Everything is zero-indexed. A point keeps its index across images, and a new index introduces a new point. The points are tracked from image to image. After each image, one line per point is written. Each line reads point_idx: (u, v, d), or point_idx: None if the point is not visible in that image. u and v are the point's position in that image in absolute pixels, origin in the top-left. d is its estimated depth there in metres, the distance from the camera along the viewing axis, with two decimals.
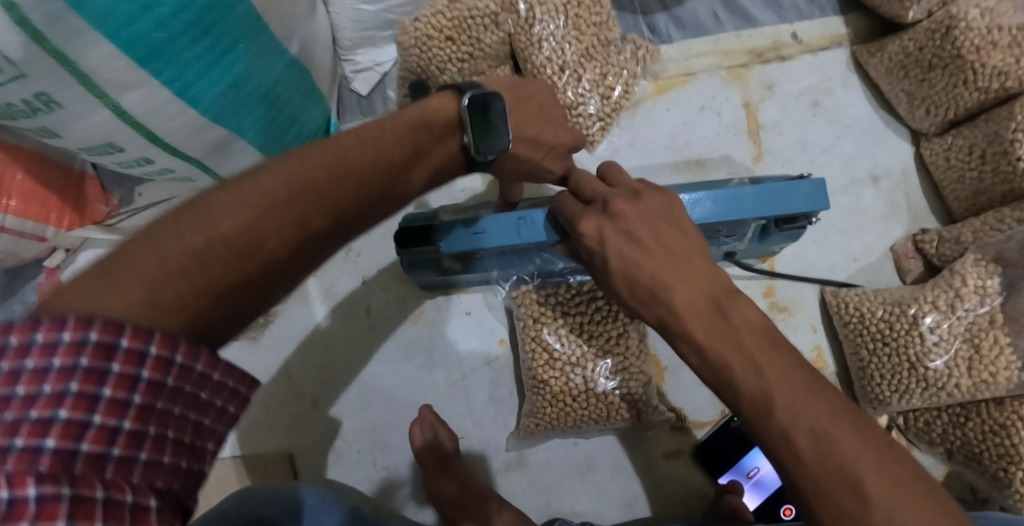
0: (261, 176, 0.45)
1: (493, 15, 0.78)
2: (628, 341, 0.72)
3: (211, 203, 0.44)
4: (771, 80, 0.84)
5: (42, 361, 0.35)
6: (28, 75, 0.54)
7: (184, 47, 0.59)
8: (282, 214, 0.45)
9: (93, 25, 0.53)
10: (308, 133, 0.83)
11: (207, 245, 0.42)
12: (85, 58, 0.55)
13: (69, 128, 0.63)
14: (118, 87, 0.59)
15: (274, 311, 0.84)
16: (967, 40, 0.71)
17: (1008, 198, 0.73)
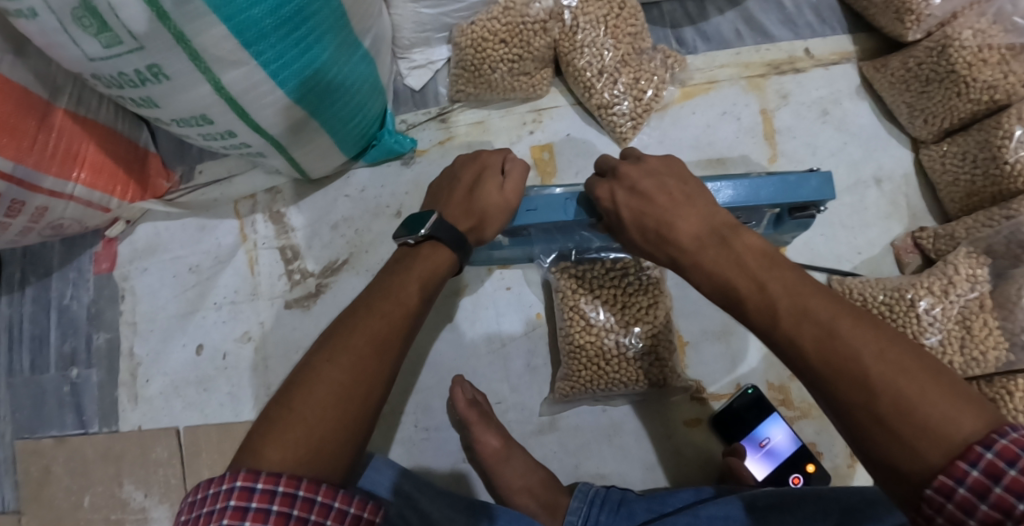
0: (351, 330, 0.62)
1: (542, 22, 0.86)
2: (656, 312, 0.81)
3: (318, 368, 0.58)
4: (786, 90, 0.93)
5: (244, 503, 0.48)
6: (145, 48, 0.65)
7: (284, 34, 0.70)
8: (374, 317, 0.63)
9: (213, 10, 0.63)
10: (371, 121, 0.91)
11: (342, 381, 0.58)
12: (199, 36, 0.65)
13: (170, 99, 0.74)
14: (226, 64, 0.69)
15: (326, 282, 0.94)
16: (962, 57, 0.81)
17: (998, 199, 0.82)
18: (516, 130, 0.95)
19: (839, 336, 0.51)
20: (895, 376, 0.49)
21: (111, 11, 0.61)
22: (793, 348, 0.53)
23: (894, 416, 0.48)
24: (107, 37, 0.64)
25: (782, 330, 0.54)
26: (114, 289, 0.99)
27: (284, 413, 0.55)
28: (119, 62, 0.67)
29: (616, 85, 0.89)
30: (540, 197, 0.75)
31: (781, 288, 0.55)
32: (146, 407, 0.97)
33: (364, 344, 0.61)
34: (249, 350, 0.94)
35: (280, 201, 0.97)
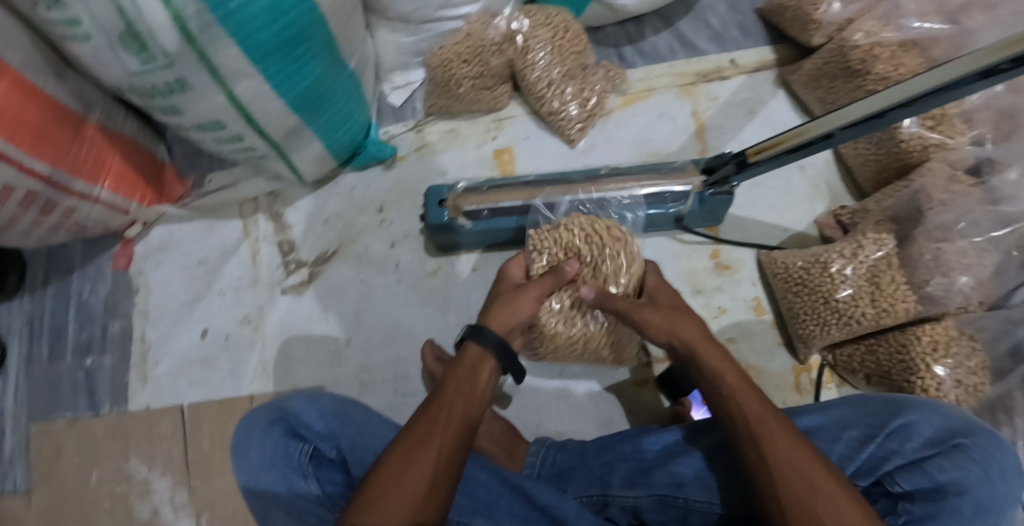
0: (451, 383, 0.74)
1: (499, 45, 1.01)
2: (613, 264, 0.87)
3: (432, 414, 0.71)
4: (714, 95, 1.06)
5: None
6: (175, 64, 0.81)
7: (284, 54, 0.86)
8: (471, 372, 0.76)
9: (229, 35, 0.79)
10: (357, 130, 1.04)
11: (454, 424, 0.71)
12: (218, 55, 0.81)
13: (192, 106, 0.89)
14: (237, 78, 0.85)
15: (317, 269, 1.05)
16: (856, 55, 0.94)
17: (903, 173, 0.95)
18: (481, 136, 1.08)
19: (764, 427, 0.68)
20: (801, 463, 0.65)
21: (150, 34, 0.77)
22: (736, 426, 0.70)
23: (796, 503, 0.64)
24: (145, 56, 0.80)
25: (730, 412, 0.71)
26: (129, 283, 1.12)
27: (405, 450, 0.68)
28: (153, 76, 0.82)
29: (565, 93, 1.03)
30: (491, 199, 0.91)
31: (727, 367, 0.74)
32: (153, 388, 1.07)
33: (438, 443, 0.69)
34: (248, 331, 1.05)
35: (279, 203, 1.10)
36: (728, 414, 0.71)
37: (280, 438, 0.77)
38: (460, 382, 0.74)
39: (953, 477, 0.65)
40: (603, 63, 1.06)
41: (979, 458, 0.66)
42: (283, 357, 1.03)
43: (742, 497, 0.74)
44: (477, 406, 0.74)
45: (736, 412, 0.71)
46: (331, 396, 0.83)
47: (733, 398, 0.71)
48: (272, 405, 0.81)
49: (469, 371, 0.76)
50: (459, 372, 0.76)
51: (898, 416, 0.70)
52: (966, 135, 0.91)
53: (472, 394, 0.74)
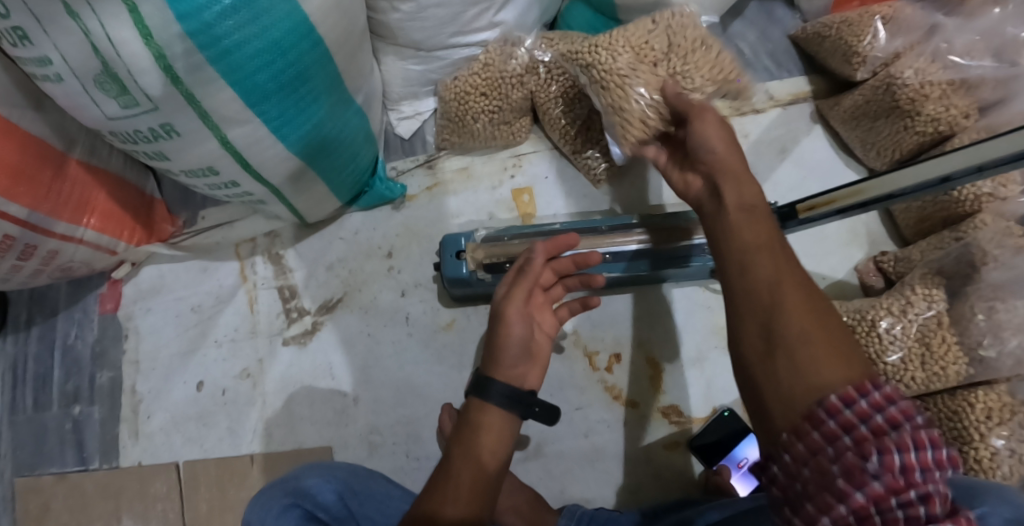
0: (459, 454, 0.65)
1: (519, 77, 0.92)
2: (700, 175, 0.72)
3: (440, 495, 0.62)
4: (747, 130, 0.99)
5: None
6: (160, 108, 0.73)
7: (285, 95, 0.79)
8: (482, 437, 0.66)
9: (222, 76, 0.72)
10: (363, 169, 0.96)
11: (466, 508, 0.61)
12: (209, 98, 0.74)
13: (181, 153, 0.81)
14: (230, 122, 0.78)
15: (321, 319, 0.98)
16: (904, 93, 0.87)
17: (949, 222, 0.89)
18: (498, 176, 0.99)
19: (779, 292, 0.55)
20: (812, 337, 0.52)
21: (130, 77, 0.69)
22: (752, 288, 0.56)
23: (782, 343, 0.52)
24: (125, 99, 0.72)
25: (778, 370, 0.52)
26: (118, 329, 1.03)
27: None
28: (135, 121, 0.75)
29: (693, 82, 0.89)
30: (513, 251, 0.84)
31: (804, 322, 0.53)
32: (147, 443, 1.00)
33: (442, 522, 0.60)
34: (247, 385, 0.98)
35: (278, 244, 1.01)
36: (770, 370, 0.52)
37: (296, 521, 0.68)
38: (469, 439, 0.66)
39: None
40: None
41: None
42: (286, 415, 0.96)
43: None
44: (490, 480, 0.64)
45: (784, 373, 0.51)
46: (347, 469, 0.76)
47: (791, 352, 0.51)
48: (285, 484, 0.72)
49: (479, 431, 0.66)
50: (473, 434, 0.66)
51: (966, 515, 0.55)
52: (1021, 185, 0.85)
53: (482, 466, 0.64)
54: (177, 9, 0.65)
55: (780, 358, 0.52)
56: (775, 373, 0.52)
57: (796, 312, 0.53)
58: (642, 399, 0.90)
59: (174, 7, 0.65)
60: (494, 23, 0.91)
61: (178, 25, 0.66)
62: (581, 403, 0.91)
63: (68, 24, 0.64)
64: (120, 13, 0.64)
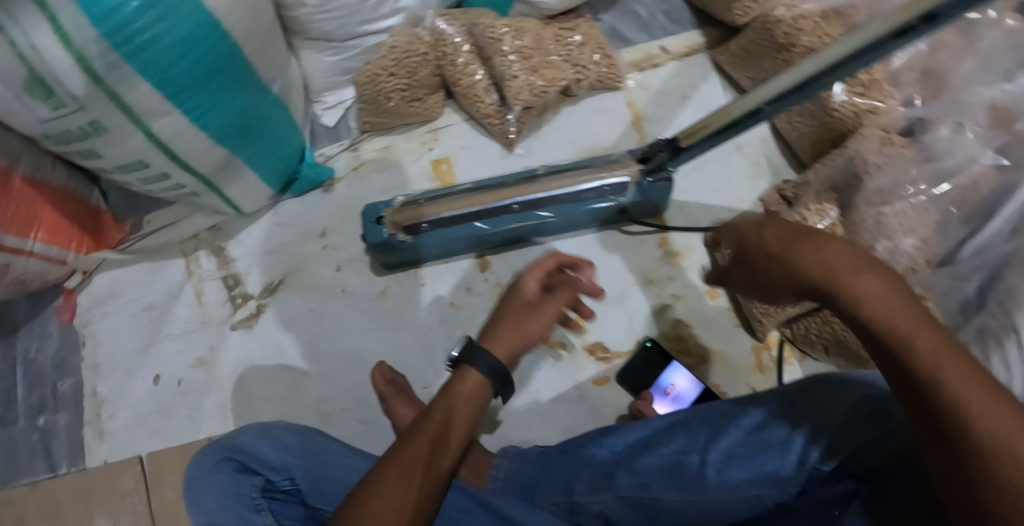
0: (437, 414, 0.68)
1: (425, 54, 0.99)
2: (839, 253, 0.57)
3: (412, 444, 0.65)
4: (646, 84, 1.05)
5: None
6: (87, 107, 0.79)
7: (202, 87, 0.84)
8: (464, 406, 0.70)
9: (138, 72, 0.77)
10: (292, 155, 1.02)
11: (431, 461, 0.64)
12: (130, 93, 0.79)
13: (111, 149, 0.87)
14: (151, 114, 0.83)
15: (264, 302, 1.03)
16: (779, 30, 0.94)
17: (838, 142, 0.95)
18: (417, 150, 1.05)
19: (949, 399, 0.50)
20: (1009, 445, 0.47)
21: (55, 80, 0.74)
22: (928, 384, 0.51)
23: (982, 441, 0.48)
24: (53, 102, 0.77)
25: (944, 495, 0.51)
26: (76, 338, 1.07)
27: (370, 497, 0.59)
28: (65, 121, 0.80)
29: (570, 53, 1.00)
30: (429, 210, 0.90)
31: (980, 423, 0.49)
32: (111, 443, 1.03)
33: (386, 484, 0.61)
34: (202, 374, 1.03)
35: (220, 237, 1.07)
36: (948, 507, 0.51)
37: (230, 473, 0.73)
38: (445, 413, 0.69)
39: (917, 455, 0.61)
40: (563, 45, 1.00)
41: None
42: (240, 396, 1.01)
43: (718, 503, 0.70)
44: (466, 438, 0.70)
45: (950, 496, 0.50)
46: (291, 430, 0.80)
47: (950, 478, 0.50)
48: (220, 442, 0.76)
49: (467, 397, 0.71)
50: (455, 402, 0.70)
51: None
52: (896, 98, 0.91)
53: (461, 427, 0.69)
54: (91, 13, 0.70)
55: (977, 467, 0.48)
56: (971, 475, 0.48)
57: (968, 400, 0.49)
58: (569, 340, 0.95)
59: (87, 11, 0.70)
60: (398, 8, 0.96)
61: (94, 28, 0.71)
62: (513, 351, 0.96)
63: None
64: (41, 22, 0.69)
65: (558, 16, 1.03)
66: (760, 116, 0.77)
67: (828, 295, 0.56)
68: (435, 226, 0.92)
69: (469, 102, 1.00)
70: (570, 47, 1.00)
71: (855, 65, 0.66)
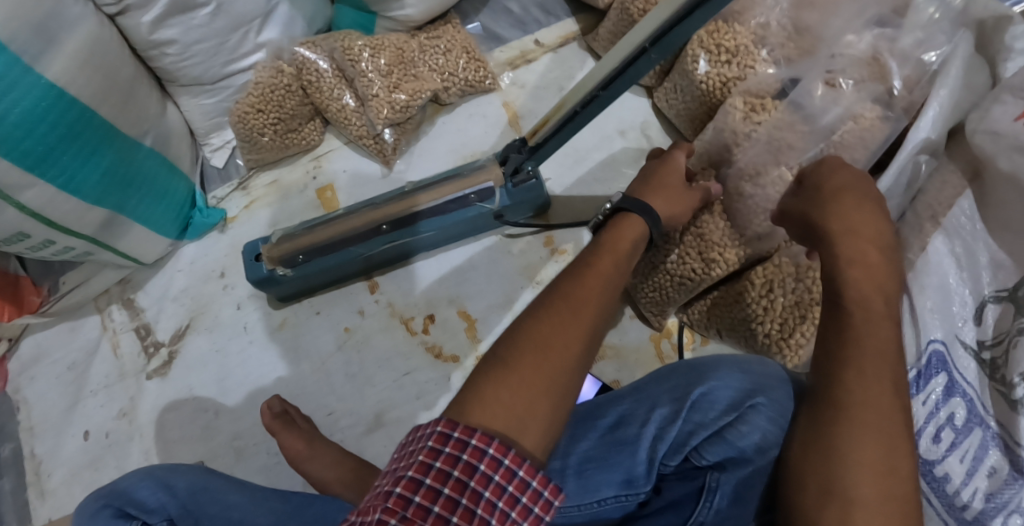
0: (593, 272, 0.67)
1: (290, 86, 0.99)
2: (870, 225, 0.65)
3: (574, 289, 0.65)
4: (522, 81, 1.04)
5: (429, 501, 0.48)
6: None
7: (60, 154, 0.85)
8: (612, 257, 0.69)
9: None
10: (181, 203, 1.04)
11: (577, 307, 0.62)
12: None
13: None
14: (17, 188, 0.83)
15: (175, 348, 1.05)
16: (636, 7, 0.90)
17: (712, 114, 0.92)
18: (303, 180, 1.06)
19: (860, 404, 0.55)
20: (892, 457, 0.53)
21: None
22: (845, 386, 0.56)
23: (868, 441, 0.54)
24: None
25: (831, 472, 0.54)
26: (9, 403, 1.10)
27: (530, 346, 0.58)
28: None
29: (437, 62, 0.99)
30: (305, 242, 0.90)
31: (877, 430, 0.54)
32: (52, 500, 1.06)
33: (568, 339, 0.59)
34: (125, 424, 1.05)
35: (130, 289, 1.10)
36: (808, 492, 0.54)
37: (110, 519, 0.74)
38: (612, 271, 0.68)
39: (752, 441, 0.62)
40: (431, 57, 0.99)
41: (774, 415, 0.62)
42: (160, 442, 1.03)
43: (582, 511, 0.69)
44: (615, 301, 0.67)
45: (841, 473, 0.53)
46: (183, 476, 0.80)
47: (854, 457, 0.53)
48: (103, 489, 0.78)
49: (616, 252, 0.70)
50: (615, 253, 0.71)
51: (700, 384, 0.66)
52: (764, 60, 0.87)
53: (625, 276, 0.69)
54: None
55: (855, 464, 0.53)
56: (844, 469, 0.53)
57: (869, 409, 0.55)
58: (463, 353, 0.96)
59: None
60: (260, 44, 0.97)
61: None
62: (409, 368, 0.97)
63: None
64: None
65: (425, 26, 1.02)
66: (596, 102, 0.74)
67: (857, 263, 0.63)
68: (312, 255, 0.91)
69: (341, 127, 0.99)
70: (436, 57, 0.99)
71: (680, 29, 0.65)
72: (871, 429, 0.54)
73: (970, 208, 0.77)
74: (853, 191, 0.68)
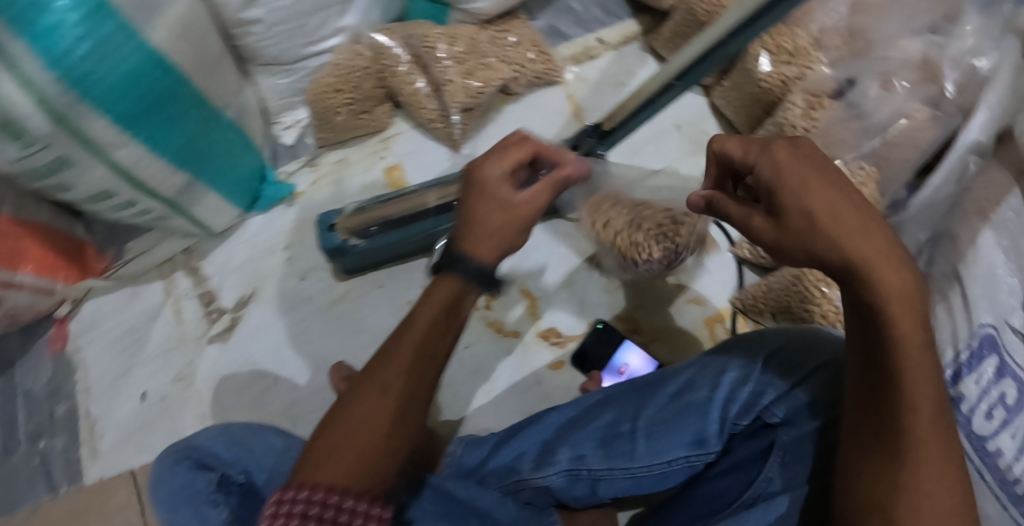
0: (419, 311, 0.63)
1: (366, 68, 1.04)
2: (883, 240, 0.54)
3: (409, 330, 0.62)
4: (583, 76, 1.09)
5: None
6: (53, 145, 0.82)
7: (152, 116, 0.89)
8: (427, 304, 0.63)
9: (94, 107, 0.82)
10: (252, 176, 1.08)
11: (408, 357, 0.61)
12: (89, 127, 0.83)
13: (79, 181, 0.91)
14: (110, 146, 0.87)
15: (238, 315, 1.08)
16: (701, 8, 0.96)
17: (771, 111, 0.96)
18: (370, 159, 1.11)
19: (913, 444, 0.54)
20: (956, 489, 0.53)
21: (19, 122, 0.77)
22: (901, 425, 0.54)
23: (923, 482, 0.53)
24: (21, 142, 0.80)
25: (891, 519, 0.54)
26: (69, 363, 1.13)
27: (361, 403, 0.59)
28: (33, 159, 0.84)
29: (508, 54, 1.04)
30: (377, 213, 0.94)
31: (935, 470, 0.53)
32: (104, 460, 1.09)
33: (396, 389, 0.59)
34: (182, 388, 1.08)
35: (195, 258, 1.13)
36: None
37: (187, 470, 0.80)
38: (433, 326, 0.62)
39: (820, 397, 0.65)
40: (500, 47, 1.03)
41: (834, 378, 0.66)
42: (217, 406, 1.05)
43: (651, 472, 0.74)
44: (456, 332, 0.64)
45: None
46: (260, 429, 0.86)
47: (917, 504, 0.53)
48: (179, 444, 0.83)
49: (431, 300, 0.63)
50: (428, 305, 0.63)
51: (768, 348, 0.71)
52: (823, 62, 0.92)
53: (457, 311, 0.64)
54: (48, 57, 0.75)
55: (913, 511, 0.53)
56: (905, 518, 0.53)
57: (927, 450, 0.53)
58: (523, 329, 0.98)
59: (42, 56, 0.74)
60: (339, 28, 1.02)
61: (50, 72, 0.75)
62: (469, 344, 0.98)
63: None
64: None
65: (494, 20, 1.06)
66: (672, 91, 0.82)
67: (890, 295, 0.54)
68: (386, 229, 0.96)
69: (415, 110, 1.04)
70: (507, 48, 1.04)
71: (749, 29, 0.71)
72: (922, 445, 0.53)
73: (1017, 205, 0.76)
74: (849, 218, 0.55)
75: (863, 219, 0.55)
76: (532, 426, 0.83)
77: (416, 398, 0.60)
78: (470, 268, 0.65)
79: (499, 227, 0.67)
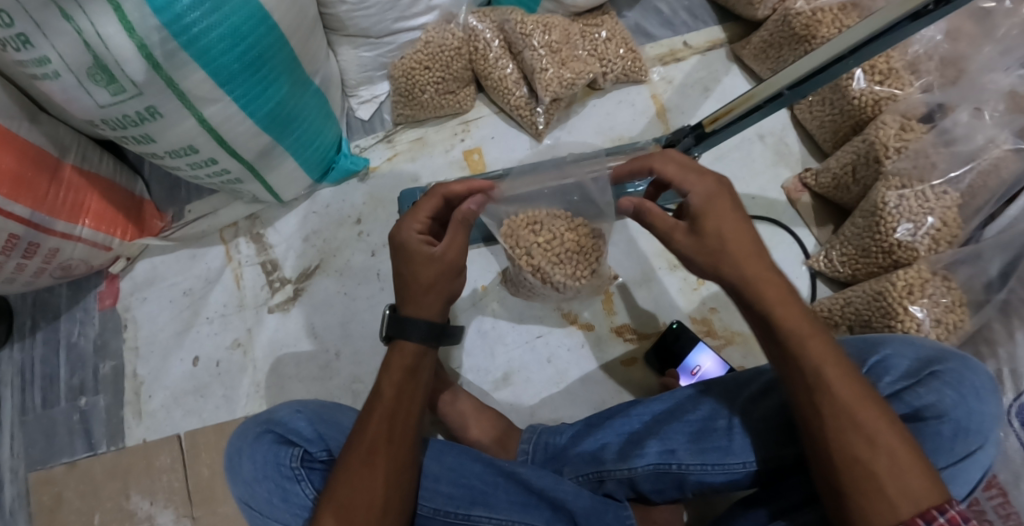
0: (382, 382, 0.69)
1: (457, 48, 1.04)
2: (746, 247, 0.65)
3: (387, 391, 0.68)
4: (670, 77, 1.10)
5: None
6: (144, 93, 0.80)
7: (249, 75, 0.86)
8: (399, 356, 0.70)
9: (194, 59, 0.79)
10: (330, 145, 1.07)
11: (391, 408, 0.67)
12: (185, 80, 0.80)
13: (164, 134, 0.87)
14: (204, 101, 0.85)
15: (303, 286, 1.08)
16: (799, 21, 0.98)
17: (858, 129, 1.01)
18: (450, 141, 1.11)
19: (832, 408, 0.60)
20: (891, 446, 0.58)
21: (117, 66, 0.75)
22: (809, 396, 0.61)
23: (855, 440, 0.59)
24: (114, 87, 0.78)
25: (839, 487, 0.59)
26: (118, 321, 1.09)
27: (360, 464, 0.64)
28: (123, 106, 0.81)
29: (598, 48, 1.05)
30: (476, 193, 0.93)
31: (859, 429, 0.59)
32: (150, 421, 1.04)
33: (389, 451, 0.66)
34: (239, 354, 1.06)
35: (259, 225, 1.11)
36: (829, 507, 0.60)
37: (270, 444, 0.76)
38: (399, 399, 0.68)
39: (929, 403, 0.66)
40: (590, 41, 1.05)
41: (948, 382, 0.67)
42: (274, 376, 1.04)
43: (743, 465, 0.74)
44: (420, 391, 0.70)
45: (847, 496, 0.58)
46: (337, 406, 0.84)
47: (849, 461, 0.59)
48: (261, 416, 0.81)
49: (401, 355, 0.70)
50: (391, 371, 0.70)
51: (875, 353, 0.72)
52: (914, 85, 0.97)
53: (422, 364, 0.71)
54: (153, 3, 0.73)
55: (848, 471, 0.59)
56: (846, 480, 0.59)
57: (856, 410, 0.59)
58: (597, 322, 1.00)
59: (150, 2, 0.72)
60: (431, 7, 1.01)
61: (155, 18, 0.73)
62: (542, 329, 1.01)
63: (62, 25, 0.71)
64: (107, 13, 0.71)
65: (584, 14, 1.06)
66: (780, 101, 0.78)
67: (763, 288, 0.64)
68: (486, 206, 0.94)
69: (501, 96, 1.05)
70: (597, 43, 1.05)
71: (875, 47, 0.71)
72: (841, 407, 0.60)
73: None
74: (740, 231, 0.65)
75: (732, 226, 0.65)
76: (619, 417, 0.83)
77: (385, 448, 0.65)
78: (421, 325, 0.70)
79: (431, 281, 0.71)
